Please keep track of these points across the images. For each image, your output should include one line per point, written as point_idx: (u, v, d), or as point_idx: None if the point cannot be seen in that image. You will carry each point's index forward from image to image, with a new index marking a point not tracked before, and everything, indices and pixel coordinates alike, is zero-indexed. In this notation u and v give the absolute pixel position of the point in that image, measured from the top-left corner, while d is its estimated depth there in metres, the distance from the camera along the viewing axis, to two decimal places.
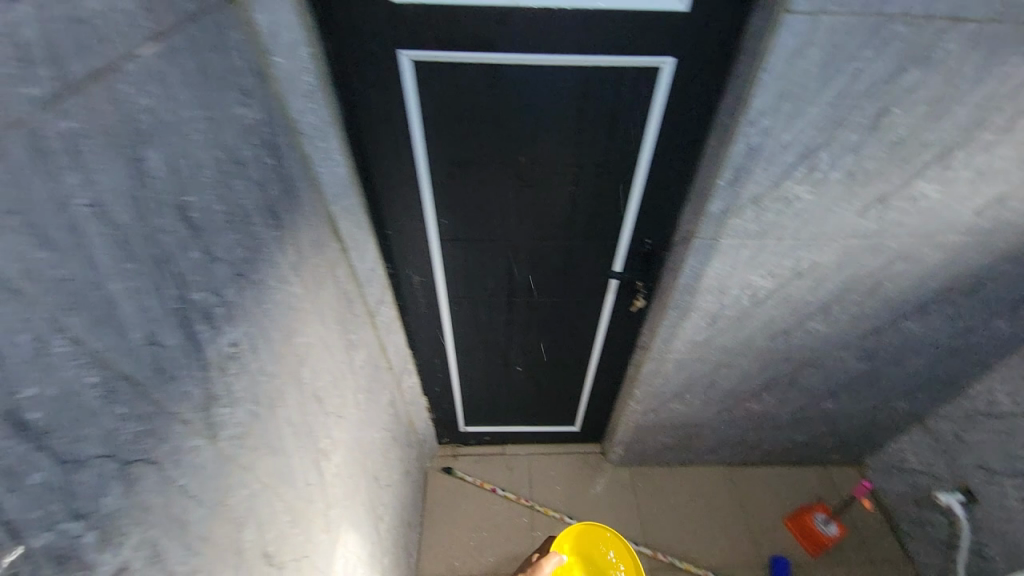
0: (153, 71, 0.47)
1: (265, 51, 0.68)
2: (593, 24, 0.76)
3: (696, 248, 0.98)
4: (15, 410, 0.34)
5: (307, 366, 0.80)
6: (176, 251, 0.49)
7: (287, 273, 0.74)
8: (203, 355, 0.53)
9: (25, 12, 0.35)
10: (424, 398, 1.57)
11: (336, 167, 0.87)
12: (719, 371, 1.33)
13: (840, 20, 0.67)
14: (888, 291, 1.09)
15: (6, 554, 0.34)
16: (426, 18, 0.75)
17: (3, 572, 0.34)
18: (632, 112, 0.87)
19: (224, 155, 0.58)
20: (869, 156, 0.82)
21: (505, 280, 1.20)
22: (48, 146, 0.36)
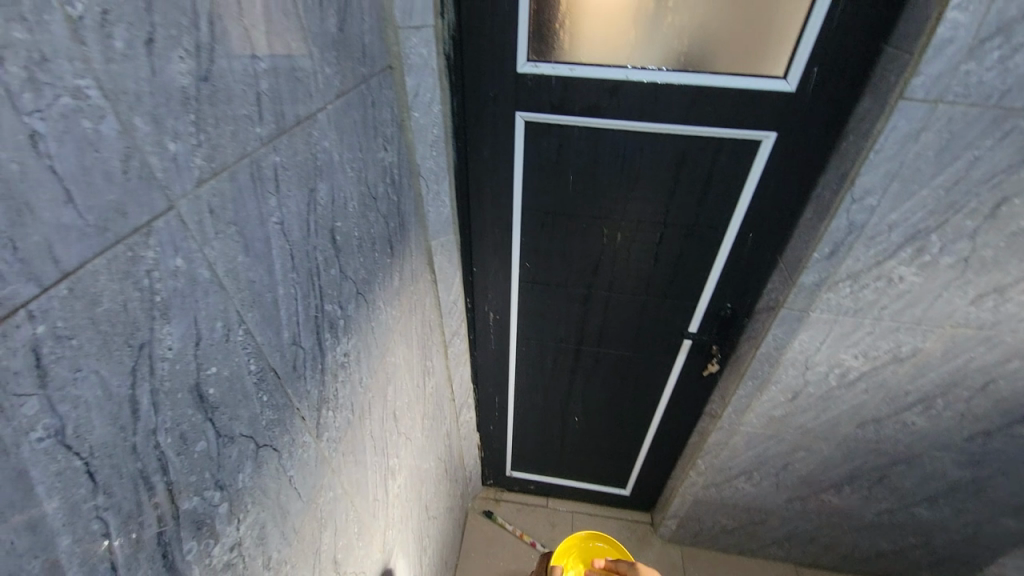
0: (333, 121, 0.58)
1: (408, 108, 0.80)
2: (698, 98, 0.81)
3: (783, 318, 0.95)
4: (199, 383, 0.38)
5: (392, 385, 0.85)
6: (323, 266, 0.57)
7: (390, 296, 0.81)
8: (325, 361, 0.59)
9: (267, 71, 0.45)
10: (477, 435, 1.58)
11: (442, 207, 0.96)
12: (796, 453, 1.23)
13: (957, 109, 0.67)
14: (1002, 391, 0.98)
15: (164, 512, 0.37)
16: (544, 86, 0.84)
17: (159, 527, 0.36)
18: (727, 180, 0.90)
19: (364, 189, 0.68)
20: (987, 243, 0.78)
21: (577, 328, 1.22)
22: (264, 174, 0.45)
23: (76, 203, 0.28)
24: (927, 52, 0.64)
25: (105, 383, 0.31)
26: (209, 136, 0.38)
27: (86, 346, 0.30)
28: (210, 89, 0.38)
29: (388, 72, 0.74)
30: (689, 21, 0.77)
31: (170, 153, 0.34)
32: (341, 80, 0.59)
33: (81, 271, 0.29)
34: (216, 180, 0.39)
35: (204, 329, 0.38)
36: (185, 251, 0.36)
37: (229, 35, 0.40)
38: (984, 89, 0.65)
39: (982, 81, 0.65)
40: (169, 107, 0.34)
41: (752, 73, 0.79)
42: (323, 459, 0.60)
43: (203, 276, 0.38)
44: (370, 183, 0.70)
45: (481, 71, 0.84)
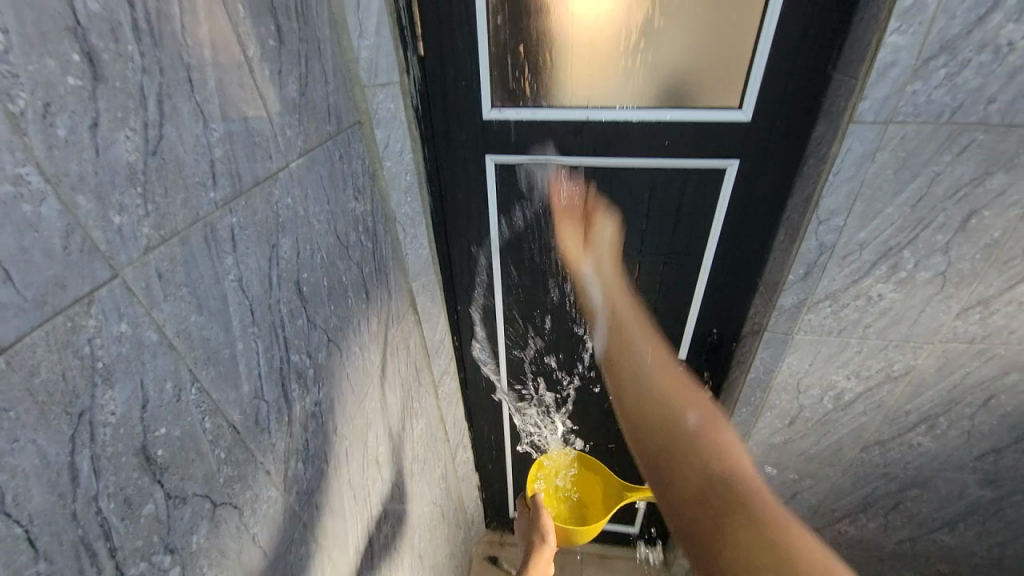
0: (296, 177, 0.60)
1: (379, 159, 0.83)
2: (660, 132, 0.84)
3: (768, 340, 0.93)
4: (147, 445, 0.39)
5: (373, 430, 0.85)
6: (287, 318, 0.58)
7: (367, 340, 0.82)
8: (291, 411, 0.59)
9: (224, 140, 0.48)
10: (476, 476, 1.54)
11: (420, 249, 0.98)
12: (803, 480, 1.18)
13: (908, 129, 0.68)
14: (1005, 405, 0.95)
15: None
16: (509, 130, 0.87)
17: None
18: (698, 208, 0.91)
19: (333, 239, 0.70)
20: (961, 257, 0.77)
21: (567, 360, 1.21)
22: (219, 235, 0.47)
23: (13, 280, 0.30)
24: (870, 77, 0.66)
25: (43, 453, 0.32)
26: (158, 205, 0.40)
27: (23, 417, 0.30)
28: (158, 162, 0.40)
29: (357, 127, 0.77)
30: (644, 62, 0.79)
31: (115, 225, 0.37)
32: (305, 140, 0.62)
33: (17, 345, 0.30)
34: (165, 246, 0.41)
35: (151, 391, 0.39)
36: (130, 316, 0.37)
37: (180, 110, 0.42)
38: (934, 107, 0.66)
39: (930, 100, 0.66)
40: (114, 183, 0.37)
41: (711, 106, 0.81)
42: (292, 512, 0.59)
43: (151, 338, 0.39)
44: (341, 233, 0.72)
45: (449, 120, 0.87)
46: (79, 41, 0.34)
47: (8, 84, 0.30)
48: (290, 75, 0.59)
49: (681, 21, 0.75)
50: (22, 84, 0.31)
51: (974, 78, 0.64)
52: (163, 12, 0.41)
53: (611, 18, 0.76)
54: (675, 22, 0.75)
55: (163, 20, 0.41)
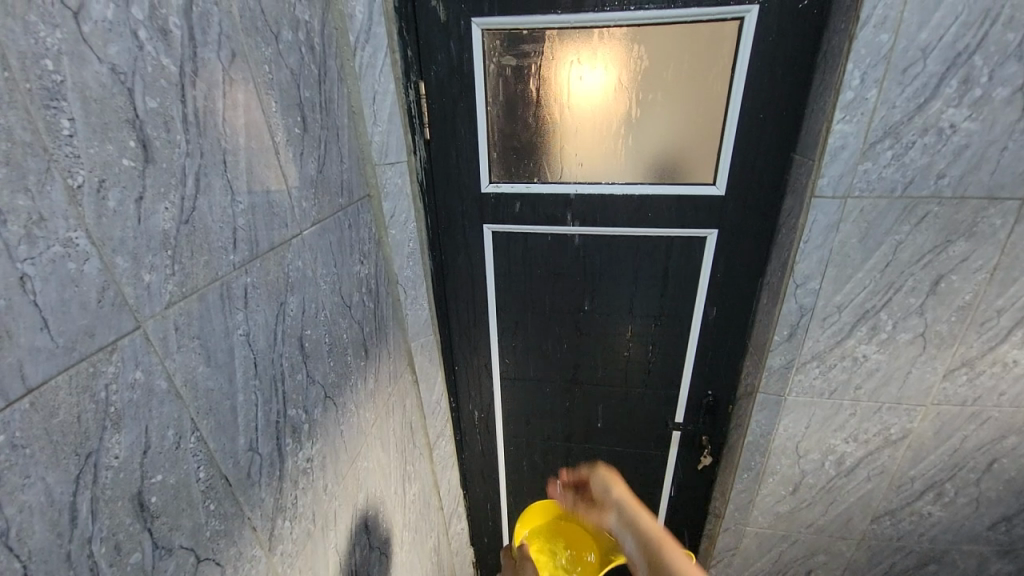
0: (308, 242, 0.66)
1: (385, 227, 0.91)
2: (643, 204, 0.91)
3: (761, 402, 0.94)
4: (142, 492, 0.41)
5: (364, 492, 0.83)
6: (288, 372, 0.61)
7: (363, 398, 0.84)
8: (284, 466, 0.60)
9: (246, 209, 0.54)
10: (471, 551, 1.46)
11: (420, 310, 1.03)
12: (815, 556, 1.11)
13: (866, 201, 0.75)
14: (1012, 471, 0.92)
15: None
16: (505, 202, 0.95)
17: None
18: (683, 273, 0.96)
19: (337, 299, 0.74)
20: (937, 318, 0.80)
21: (564, 423, 1.20)
22: (234, 293, 0.52)
23: (49, 328, 0.34)
24: (825, 157, 0.73)
25: (50, 491, 0.34)
26: (184, 266, 0.45)
27: (38, 454, 0.33)
28: (188, 229, 0.46)
29: (366, 199, 0.85)
30: (626, 143, 0.88)
31: (144, 283, 0.41)
32: (318, 210, 0.69)
33: (43, 387, 0.34)
34: (184, 302, 0.45)
35: (153, 438, 0.42)
36: (145, 365, 0.41)
37: (211, 185, 0.49)
38: (887, 183, 0.73)
39: (882, 176, 0.73)
40: (148, 246, 0.42)
41: (688, 181, 0.89)
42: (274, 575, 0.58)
43: (161, 386, 0.43)
44: (345, 293, 0.77)
45: (451, 193, 0.96)
46: (136, 131, 0.41)
47: (70, 163, 0.36)
48: (310, 155, 0.67)
49: (656, 111, 0.85)
50: (82, 164, 0.37)
51: (921, 156, 0.71)
52: (207, 107, 0.49)
53: (594, 110, 0.86)
54: (651, 112, 0.85)
55: (207, 114, 0.49)
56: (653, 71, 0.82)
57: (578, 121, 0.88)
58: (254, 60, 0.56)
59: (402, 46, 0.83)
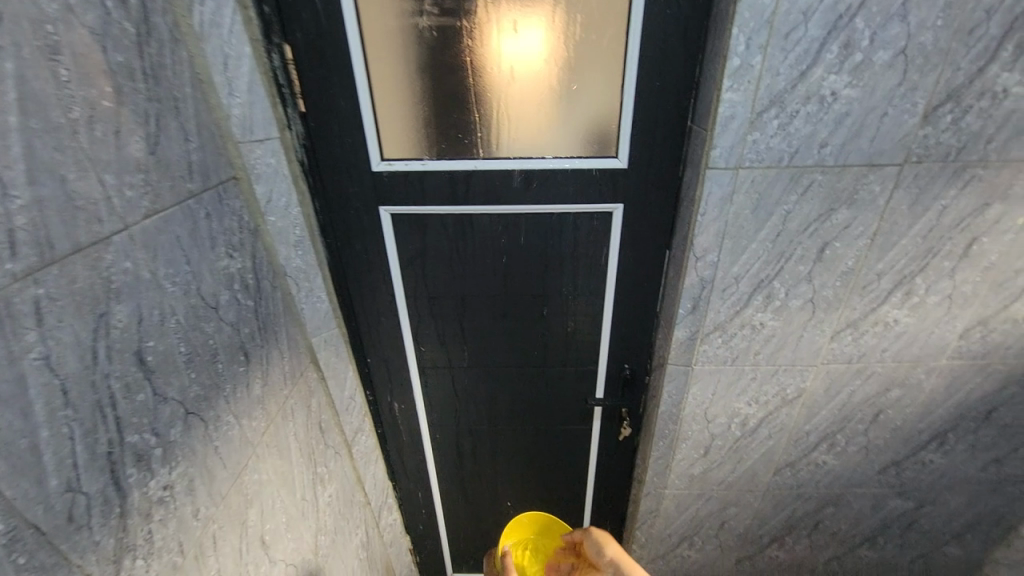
0: (139, 239, 0.56)
1: (260, 213, 0.80)
2: (545, 179, 0.87)
3: (671, 374, 0.96)
4: None
5: (256, 508, 0.77)
6: (120, 393, 0.53)
7: (247, 407, 0.76)
8: (124, 501, 0.54)
9: (27, 206, 0.44)
10: (406, 538, 1.44)
11: (318, 303, 0.94)
12: (728, 510, 1.19)
13: (756, 172, 0.74)
14: (893, 419, 1.01)
15: None
16: (401, 181, 0.87)
17: None
18: (591, 250, 0.95)
19: (195, 302, 0.65)
20: (825, 285, 0.83)
21: (487, 405, 1.18)
22: (17, 309, 0.43)
23: None
24: (716, 127, 0.71)
25: None
26: None
27: None
28: None
29: (232, 182, 0.75)
30: (527, 115, 0.83)
31: None
32: (153, 199, 0.59)
33: None
34: None
35: None
36: None
37: None
38: (775, 153, 0.73)
39: (770, 146, 0.72)
40: None
41: (592, 154, 0.85)
42: None
43: None
44: (207, 293, 0.67)
45: (338, 173, 0.86)
46: None
47: None
48: (133, 133, 0.56)
49: (553, 80, 0.80)
50: None
51: (805, 126, 0.71)
52: None
53: (493, 77, 0.80)
54: (549, 81, 0.80)
55: None
56: (550, 36, 0.77)
57: (478, 87, 0.81)
58: (27, 16, 0.44)
59: (257, 2, 0.72)
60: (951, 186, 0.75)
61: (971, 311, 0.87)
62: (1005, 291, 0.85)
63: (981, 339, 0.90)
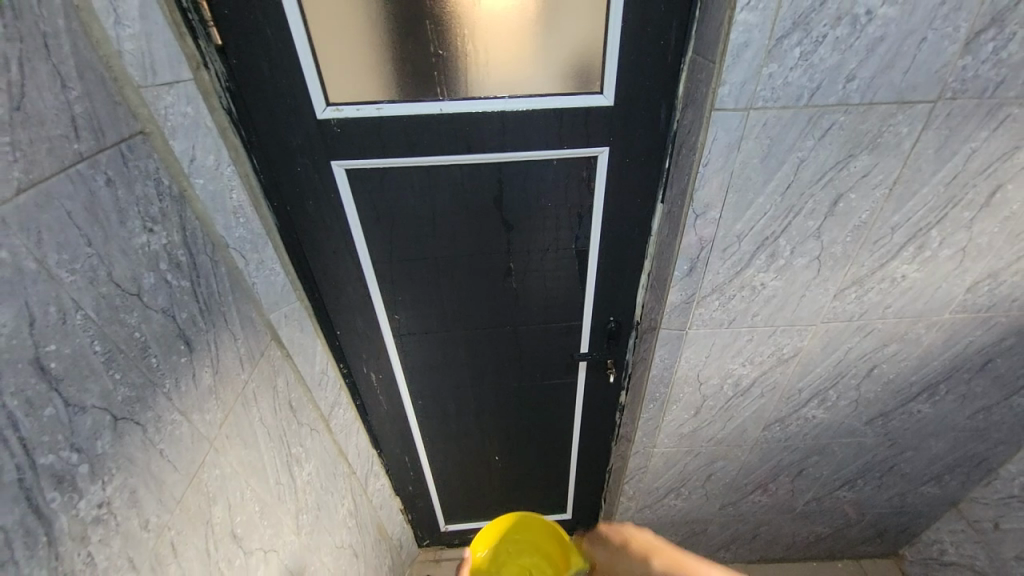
0: (14, 220, 0.45)
1: (184, 175, 0.67)
2: (521, 123, 0.76)
3: (663, 338, 0.90)
4: None
5: (221, 505, 0.70)
6: (21, 413, 0.44)
7: (198, 400, 0.67)
8: (51, 530, 0.47)
9: None
10: (396, 499, 1.45)
11: (272, 276, 0.84)
12: (715, 463, 1.19)
13: (770, 114, 0.64)
14: (887, 373, 0.98)
15: None
16: (353, 130, 0.74)
17: None
18: (572, 202, 0.86)
19: (106, 291, 0.54)
20: (833, 241, 0.76)
21: (470, 367, 1.13)
22: None
23: None
24: (726, 60, 0.60)
25: None
26: None
27: None
28: None
29: (141, 138, 0.61)
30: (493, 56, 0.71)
31: None
32: (28, 169, 0.46)
33: None
34: None
35: None
36: None
37: None
38: (793, 90, 0.62)
39: (788, 82, 0.61)
40: None
41: (571, 91, 0.74)
42: None
43: None
44: (124, 278, 0.57)
45: (276, 121, 0.72)
46: None
47: None
48: None
49: (522, 28, 0.69)
50: None
51: (831, 55, 0.59)
52: None
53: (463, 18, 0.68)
54: (514, 34, 0.70)
55: None
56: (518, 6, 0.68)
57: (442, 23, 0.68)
58: None
59: None
60: (984, 126, 0.65)
61: (983, 264, 0.81)
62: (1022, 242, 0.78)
63: (987, 292, 0.85)
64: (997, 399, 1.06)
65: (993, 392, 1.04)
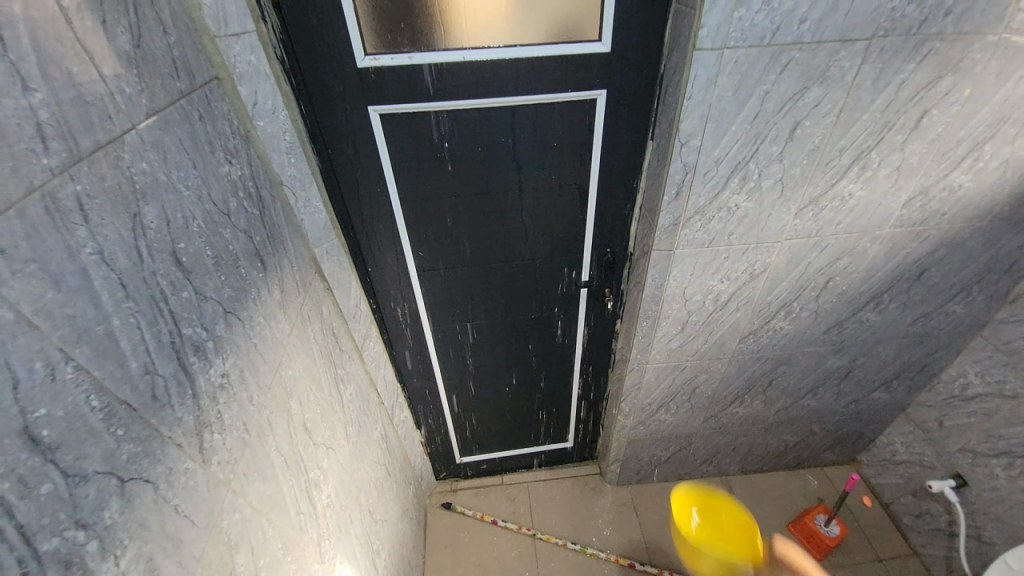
0: (148, 139, 0.56)
1: (249, 118, 0.79)
2: (532, 69, 0.88)
3: (655, 258, 1.06)
4: (28, 427, 0.38)
5: (295, 399, 0.84)
6: (168, 291, 0.55)
7: (272, 310, 0.80)
8: (194, 384, 0.58)
9: (40, 97, 0.43)
10: (417, 432, 1.60)
11: (316, 213, 0.95)
12: (699, 377, 1.37)
13: (740, 52, 0.78)
14: (841, 285, 1.16)
15: (31, 546, 0.38)
16: (388, 77, 0.85)
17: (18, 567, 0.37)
18: (576, 141, 0.99)
19: (209, 207, 0.66)
20: (793, 164, 0.92)
21: (485, 302, 1.27)
22: (64, 205, 0.44)
23: None
24: (704, 6, 0.73)
25: None
26: None
27: None
28: None
29: (216, 83, 0.72)
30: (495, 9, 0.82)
31: None
32: (150, 98, 0.57)
33: None
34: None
35: (19, 373, 0.38)
36: None
37: None
38: (758, 31, 0.76)
39: (755, 24, 0.75)
40: None
41: (575, 40, 0.86)
42: (216, 482, 0.60)
43: (5, 319, 0.37)
44: (218, 199, 0.68)
45: (321, 70, 0.83)
46: None
47: None
48: (117, 23, 0.53)
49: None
50: None
51: (786, 0, 0.73)
52: None
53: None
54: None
55: None
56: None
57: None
58: None
59: None
60: (910, 60, 0.81)
61: (915, 182, 0.98)
62: (945, 162, 0.96)
63: (919, 207, 1.02)
64: (932, 307, 1.26)
65: (928, 300, 1.24)
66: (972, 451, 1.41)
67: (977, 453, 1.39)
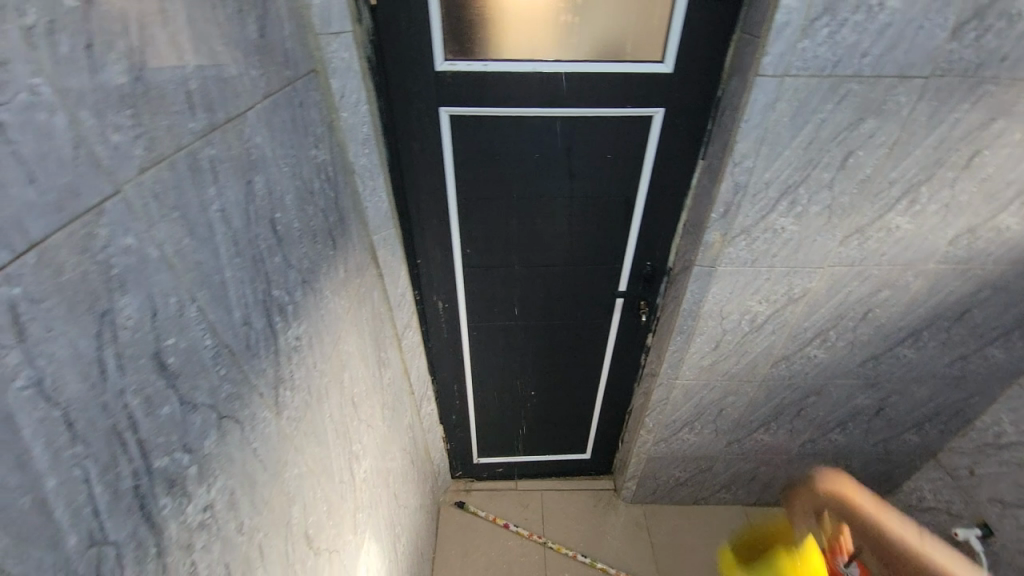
0: (262, 117, 0.62)
1: (336, 108, 0.86)
2: (596, 84, 0.93)
3: (696, 274, 1.08)
4: (160, 352, 0.43)
5: (347, 372, 0.89)
6: (265, 254, 0.61)
7: (336, 287, 0.85)
8: (277, 341, 0.63)
9: (193, 70, 0.50)
10: (440, 427, 1.64)
11: (380, 203, 1.01)
12: (727, 398, 1.38)
13: (800, 80, 0.81)
14: (879, 317, 1.17)
15: (150, 458, 0.42)
16: (463, 82, 0.92)
17: (142, 474, 0.41)
18: (629, 155, 1.03)
19: (299, 184, 0.72)
20: (842, 192, 0.94)
21: (522, 303, 1.31)
22: (201, 165, 0.50)
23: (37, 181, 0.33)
24: (770, 35, 0.78)
25: (75, 345, 0.35)
26: (147, 129, 0.43)
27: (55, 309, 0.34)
28: (144, 87, 0.43)
29: (313, 75, 0.79)
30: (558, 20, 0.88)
31: (113, 143, 0.39)
32: (267, 82, 0.64)
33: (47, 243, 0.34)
34: (156, 168, 0.44)
35: (158, 303, 0.43)
36: (134, 232, 0.41)
37: (156, 39, 0.45)
38: (820, 61, 0.80)
39: (817, 55, 0.79)
40: (109, 103, 0.39)
41: (639, 60, 0.92)
42: (284, 435, 0.64)
43: (153, 255, 0.43)
44: (306, 178, 0.75)
45: (403, 70, 0.90)
46: None
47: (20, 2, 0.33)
48: (249, 14, 0.60)
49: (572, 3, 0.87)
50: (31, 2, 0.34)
51: (850, 34, 0.77)
52: None
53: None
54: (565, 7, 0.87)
55: None
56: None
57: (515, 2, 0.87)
58: None
59: None
60: (967, 100, 0.83)
61: (962, 220, 0.99)
62: (995, 202, 0.97)
63: (966, 244, 1.03)
64: (971, 349, 1.25)
65: (967, 341, 1.23)
66: (1002, 501, 1.35)
67: (1007, 503, 1.34)
